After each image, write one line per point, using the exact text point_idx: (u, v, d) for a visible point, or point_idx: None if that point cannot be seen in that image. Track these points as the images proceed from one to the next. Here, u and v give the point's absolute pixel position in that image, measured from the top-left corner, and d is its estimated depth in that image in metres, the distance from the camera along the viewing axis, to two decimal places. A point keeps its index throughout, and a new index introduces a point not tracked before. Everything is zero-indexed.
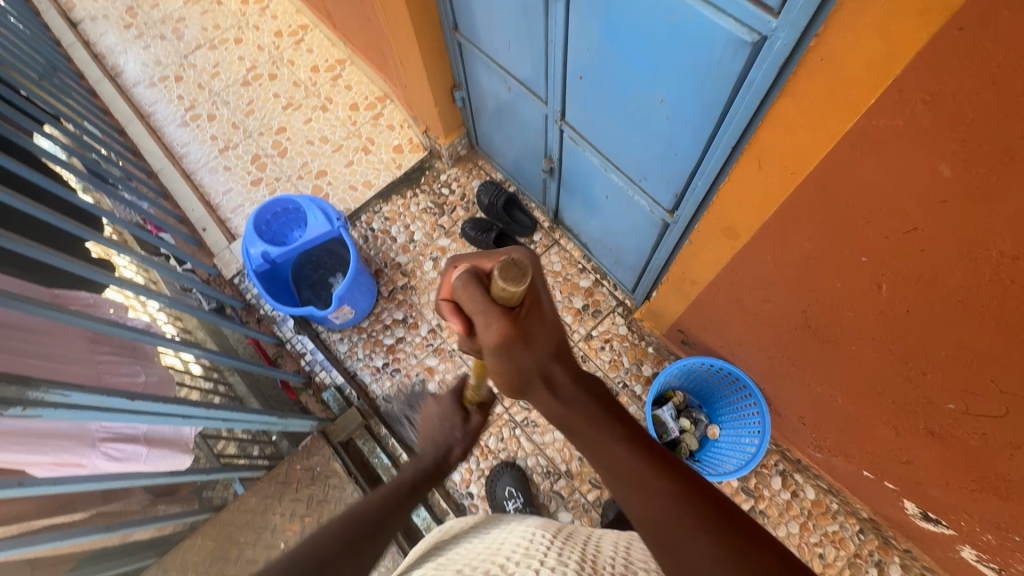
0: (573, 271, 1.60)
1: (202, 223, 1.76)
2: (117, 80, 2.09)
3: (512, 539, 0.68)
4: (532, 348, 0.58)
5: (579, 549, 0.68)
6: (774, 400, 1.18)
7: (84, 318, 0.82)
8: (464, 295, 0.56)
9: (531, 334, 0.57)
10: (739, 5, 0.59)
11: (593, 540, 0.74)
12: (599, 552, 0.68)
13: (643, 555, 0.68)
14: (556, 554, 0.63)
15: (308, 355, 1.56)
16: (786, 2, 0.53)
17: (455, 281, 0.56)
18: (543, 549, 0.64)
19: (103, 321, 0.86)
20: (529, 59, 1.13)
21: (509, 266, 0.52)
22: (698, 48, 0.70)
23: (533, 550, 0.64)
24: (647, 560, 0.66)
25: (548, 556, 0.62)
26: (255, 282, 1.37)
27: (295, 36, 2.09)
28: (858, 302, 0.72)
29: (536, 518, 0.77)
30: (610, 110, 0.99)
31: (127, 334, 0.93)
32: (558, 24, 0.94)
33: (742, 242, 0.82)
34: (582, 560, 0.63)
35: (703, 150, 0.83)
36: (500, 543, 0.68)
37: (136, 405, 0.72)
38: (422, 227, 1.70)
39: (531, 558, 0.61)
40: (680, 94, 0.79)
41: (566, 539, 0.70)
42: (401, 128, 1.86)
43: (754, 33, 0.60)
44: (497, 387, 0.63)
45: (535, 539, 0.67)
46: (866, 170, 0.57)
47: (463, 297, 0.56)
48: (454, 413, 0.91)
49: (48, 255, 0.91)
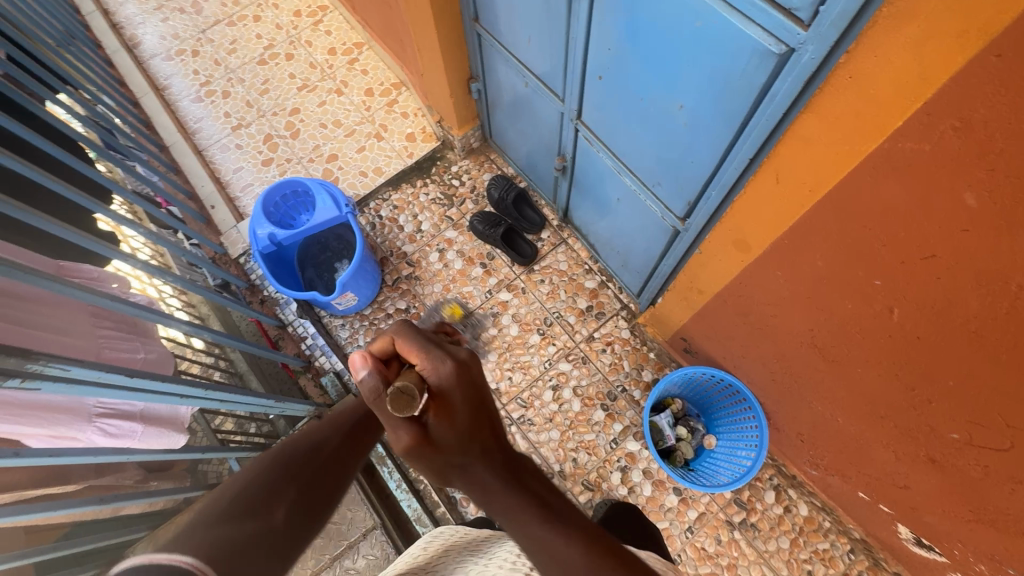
0: (579, 271, 1.59)
1: (211, 201, 1.76)
2: (134, 51, 2.08)
3: (499, 559, 0.71)
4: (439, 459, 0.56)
5: None
6: (773, 414, 1.17)
7: (88, 292, 0.83)
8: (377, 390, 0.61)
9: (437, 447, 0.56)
10: (769, 14, 0.58)
11: None
12: None
13: None
14: None
15: (309, 340, 1.56)
16: (817, 15, 0.52)
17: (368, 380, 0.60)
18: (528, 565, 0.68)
19: (107, 296, 0.86)
20: (548, 56, 1.11)
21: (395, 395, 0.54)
22: (722, 55, 0.68)
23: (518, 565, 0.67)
24: None
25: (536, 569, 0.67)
26: (260, 264, 1.36)
27: (314, 17, 2.08)
28: (868, 325, 0.71)
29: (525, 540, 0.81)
30: (627, 113, 0.98)
31: (129, 310, 0.93)
32: (580, 22, 0.93)
33: (753, 255, 0.81)
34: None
35: (720, 159, 0.81)
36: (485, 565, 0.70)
37: (135, 382, 0.72)
38: (430, 217, 1.70)
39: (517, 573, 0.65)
40: (699, 102, 0.78)
41: None
42: (415, 116, 1.84)
43: (782, 45, 0.59)
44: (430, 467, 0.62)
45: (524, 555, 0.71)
46: (887, 194, 0.55)
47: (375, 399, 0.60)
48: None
49: (56, 227, 0.91)
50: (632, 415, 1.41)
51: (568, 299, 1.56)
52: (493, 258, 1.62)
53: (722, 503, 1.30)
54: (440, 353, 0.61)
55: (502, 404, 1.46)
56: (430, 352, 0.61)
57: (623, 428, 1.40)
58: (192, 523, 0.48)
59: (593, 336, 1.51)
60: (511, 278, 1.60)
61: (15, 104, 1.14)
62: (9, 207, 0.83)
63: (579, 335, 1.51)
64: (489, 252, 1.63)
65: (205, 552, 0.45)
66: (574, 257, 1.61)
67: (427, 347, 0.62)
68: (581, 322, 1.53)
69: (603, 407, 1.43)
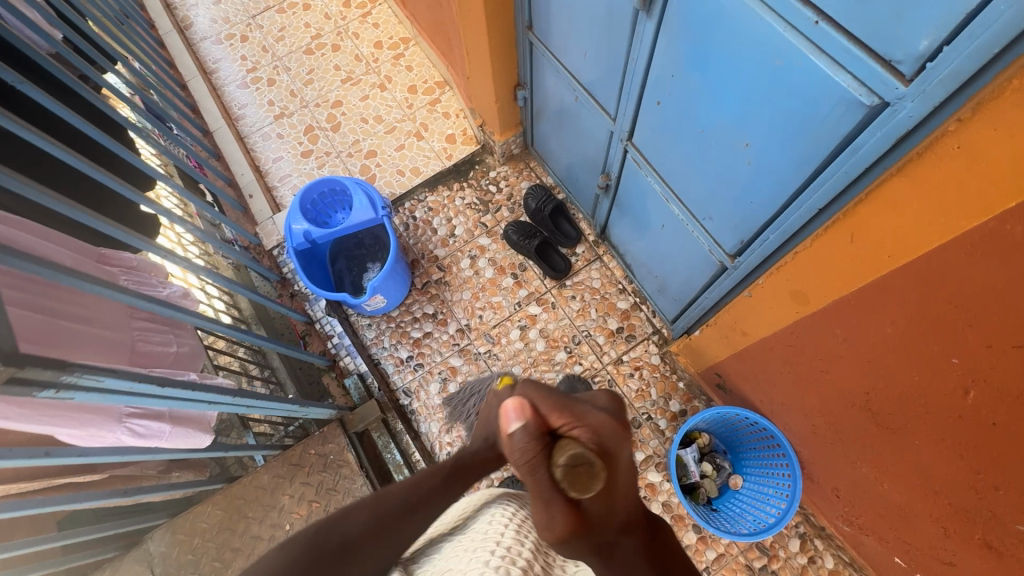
0: (612, 290, 1.55)
1: (249, 189, 1.76)
2: (185, 33, 2.10)
3: (477, 532, 0.77)
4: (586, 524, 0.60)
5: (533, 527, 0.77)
6: (808, 464, 1.11)
7: (128, 295, 0.82)
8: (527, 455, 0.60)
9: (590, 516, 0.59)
10: (864, 63, 0.54)
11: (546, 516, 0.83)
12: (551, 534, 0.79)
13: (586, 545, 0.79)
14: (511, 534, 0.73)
15: (335, 339, 1.56)
16: (924, 71, 0.49)
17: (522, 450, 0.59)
18: (501, 531, 0.73)
19: (145, 297, 0.86)
20: (603, 73, 1.07)
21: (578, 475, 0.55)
22: (801, 100, 0.64)
23: (492, 536, 0.73)
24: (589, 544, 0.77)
25: (503, 537, 0.72)
26: (294, 261, 1.36)
27: (363, 8, 2.06)
28: (936, 400, 0.66)
29: (500, 496, 0.86)
30: (683, 142, 0.93)
31: (163, 310, 0.92)
32: (643, 45, 0.88)
33: (810, 309, 0.76)
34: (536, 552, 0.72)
35: (784, 203, 0.77)
36: (467, 540, 0.76)
37: (166, 391, 0.71)
38: (464, 222, 1.67)
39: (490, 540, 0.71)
40: (768, 144, 0.74)
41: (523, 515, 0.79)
42: (456, 117, 1.82)
43: (875, 97, 0.55)
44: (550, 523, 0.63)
45: (495, 523, 0.76)
46: (983, 274, 0.50)
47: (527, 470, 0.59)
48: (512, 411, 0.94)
49: (104, 225, 0.91)
50: (656, 445, 1.37)
51: (599, 319, 1.52)
52: (525, 270, 1.59)
53: (743, 547, 1.25)
54: (586, 413, 0.63)
55: None
56: (580, 410, 0.64)
57: (645, 458, 1.36)
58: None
59: (622, 359, 1.47)
60: (542, 292, 1.56)
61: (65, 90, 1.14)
62: (62, 205, 0.83)
63: (607, 357, 1.47)
64: (522, 263, 1.60)
65: None
66: (608, 275, 1.56)
67: (575, 407, 0.64)
68: (611, 343, 1.49)
69: None
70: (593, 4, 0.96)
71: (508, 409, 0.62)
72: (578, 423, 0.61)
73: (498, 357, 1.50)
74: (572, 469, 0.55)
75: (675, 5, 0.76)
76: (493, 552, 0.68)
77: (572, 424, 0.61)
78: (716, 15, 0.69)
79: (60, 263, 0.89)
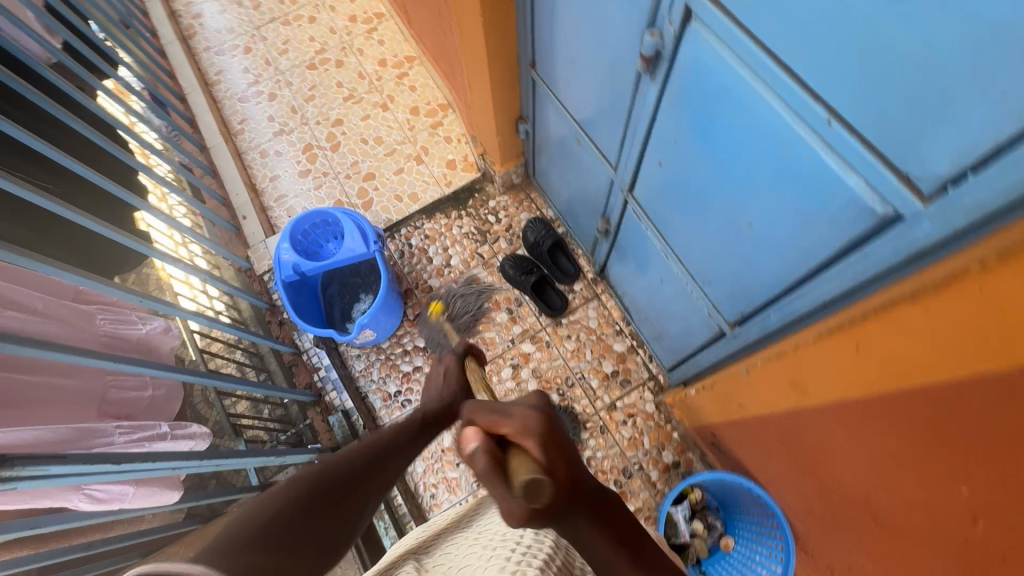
0: (609, 331, 1.50)
1: (243, 210, 1.73)
2: (188, 43, 2.07)
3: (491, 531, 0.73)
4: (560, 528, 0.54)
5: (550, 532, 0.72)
6: (803, 537, 1.06)
7: (105, 360, 0.78)
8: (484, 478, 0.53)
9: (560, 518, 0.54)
10: (877, 171, 0.49)
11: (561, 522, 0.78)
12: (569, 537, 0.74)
13: None
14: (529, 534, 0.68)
15: (322, 371, 1.52)
16: (946, 195, 0.45)
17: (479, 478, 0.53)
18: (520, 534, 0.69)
19: (128, 362, 0.81)
20: (604, 122, 1.03)
21: (532, 487, 0.50)
22: (808, 192, 0.60)
23: (511, 537, 0.69)
24: None
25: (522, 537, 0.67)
26: (282, 293, 1.33)
27: (369, 24, 2.03)
28: (940, 519, 0.61)
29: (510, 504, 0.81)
30: (685, 206, 0.89)
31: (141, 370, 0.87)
32: (645, 106, 0.84)
33: (809, 404, 0.72)
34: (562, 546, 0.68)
35: (787, 285, 0.73)
36: (480, 538, 0.72)
37: (124, 467, 0.68)
38: (460, 252, 1.64)
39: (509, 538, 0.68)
40: (770, 227, 0.70)
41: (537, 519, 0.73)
42: (457, 142, 1.78)
43: (890, 208, 0.51)
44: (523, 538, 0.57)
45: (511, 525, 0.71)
46: (1000, 418, 0.46)
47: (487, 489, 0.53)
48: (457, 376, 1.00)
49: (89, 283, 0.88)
50: (646, 497, 1.33)
51: (594, 361, 1.48)
52: (520, 305, 1.55)
53: None
54: (530, 422, 0.58)
55: None
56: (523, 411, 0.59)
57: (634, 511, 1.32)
58: (228, 531, 0.52)
59: (615, 405, 1.43)
60: (537, 329, 1.53)
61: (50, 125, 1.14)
62: (36, 262, 0.79)
63: (601, 402, 1.43)
64: (518, 298, 1.56)
65: (242, 555, 0.49)
66: (605, 315, 1.52)
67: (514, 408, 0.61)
68: (604, 387, 1.45)
69: (616, 484, 1.35)
70: (596, 56, 0.92)
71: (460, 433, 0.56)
72: (517, 425, 0.57)
73: None
74: (527, 487, 0.49)
75: (681, 74, 0.72)
76: (512, 551, 0.64)
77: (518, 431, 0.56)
78: (722, 93, 0.65)
79: (30, 306, 0.85)
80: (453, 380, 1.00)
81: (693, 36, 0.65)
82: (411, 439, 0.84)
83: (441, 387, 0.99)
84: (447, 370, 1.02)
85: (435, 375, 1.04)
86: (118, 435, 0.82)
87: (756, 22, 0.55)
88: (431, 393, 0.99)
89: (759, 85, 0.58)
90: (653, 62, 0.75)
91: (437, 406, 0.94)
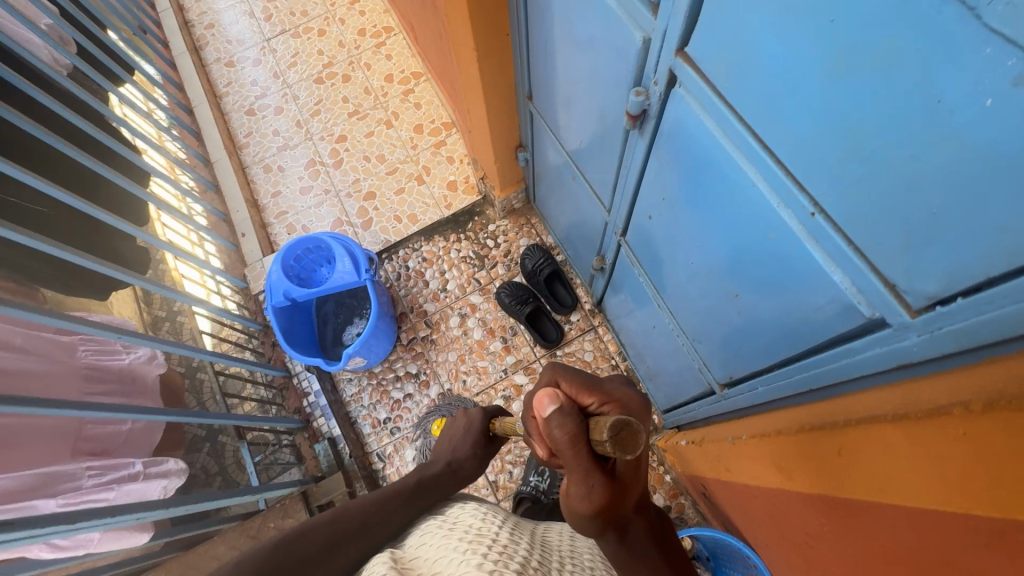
0: (604, 365, 1.46)
1: (242, 227, 1.72)
2: (199, 54, 2.07)
3: (464, 520, 0.68)
4: (624, 500, 0.54)
5: (528, 533, 0.70)
6: None
7: (72, 409, 0.77)
8: (563, 437, 0.51)
9: (629, 485, 0.54)
10: (863, 273, 0.45)
11: (540, 528, 0.78)
12: (549, 540, 0.73)
13: (588, 547, 0.76)
14: (508, 532, 0.65)
15: (312, 397, 1.51)
16: (935, 314, 0.40)
17: (559, 431, 0.50)
18: (494, 530, 0.65)
19: (97, 409, 0.80)
20: (598, 165, 0.99)
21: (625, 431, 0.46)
22: (793, 278, 0.56)
23: (483, 531, 0.64)
24: (590, 554, 0.73)
25: (500, 534, 0.64)
26: (272, 320, 1.33)
27: (378, 38, 2.01)
28: None
29: (486, 500, 0.80)
30: (676, 260, 0.85)
31: (115, 411, 0.87)
32: (634, 159, 0.81)
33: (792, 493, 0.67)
34: (529, 543, 0.66)
35: (776, 361, 0.69)
36: (451, 527, 0.67)
37: (78, 525, 0.70)
38: (457, 277, 1.61)
39: (482, 540, 0.61)
40: (758, 302, 0.66)
41: (515, 521, 0.73)
42: (459, 163, 1.76)
43: (876, 313, 0.47)
44: (570, 513, 0.55)
45: (488, 518, 0.68)
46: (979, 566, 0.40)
47: (563, 449, 0.51)
48: (476, 436, 0.97)
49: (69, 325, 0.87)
50: None
51: None
52: (515, 334, 1.52)
53: None
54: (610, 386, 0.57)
55: (497, 498, 1.36)
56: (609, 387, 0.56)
57: None
58: None
59: None
60: (531, 360, 1.49)
61: (39, 150, 1.06)
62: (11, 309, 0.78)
63: None
64: (513, 327, 1.53)
65: None
66: (601, 349, 1.48)
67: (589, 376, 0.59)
68: None
69: None
70: (588, 101, 0.88)
71: (538, 397, 0.51)
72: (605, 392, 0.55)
73: None
74: (616, 434, 0.46)
75: (668, 135, 0.68)
76: (489, 550, 0.59)
77: (603, 402, 0.54)
78: (708, 162, 0.61)
79: (7, 342, 0.87)
80: (471, 438, 0.97)
81: (678, 101, 0.62)
82: (401, 505, 0.77)
83: (455, 445, 0.96)
84: (467, 429, 0.99)
85: (455, 425, 1.03)
86: (86, 479, 0.84)
87: (738, 99, 0.51)
88: (444, 453, 0.95)
89: (744, 162, 0.55)
90: (641, 120, 0.71)
91: (443, 465, 0.90)
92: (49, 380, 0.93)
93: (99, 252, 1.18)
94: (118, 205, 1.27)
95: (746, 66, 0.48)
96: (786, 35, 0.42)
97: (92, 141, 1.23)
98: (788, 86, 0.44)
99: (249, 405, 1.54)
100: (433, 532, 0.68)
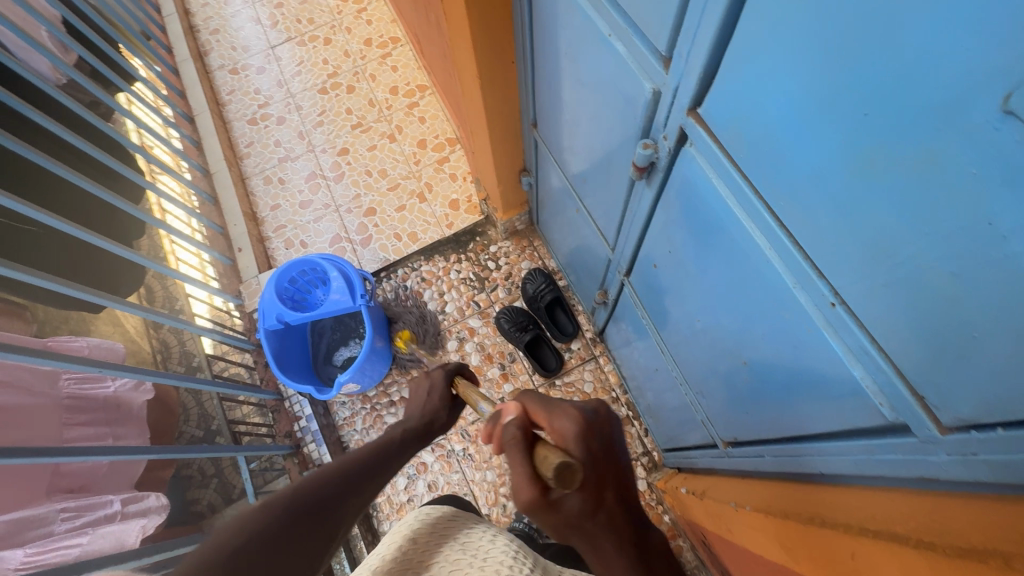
0: (604, 397, 1.42)
1: (239, 242, 1.70)
2: (203, 61, 2.04)
3: (494, 556, 0.63)
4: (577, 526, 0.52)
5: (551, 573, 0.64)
6: None
7: (44, 457, 0.74)
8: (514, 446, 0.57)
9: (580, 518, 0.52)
10: (886, 376, 0.41)
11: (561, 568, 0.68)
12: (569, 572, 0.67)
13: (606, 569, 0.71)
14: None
15: (303, 421, 1.48)
16: (969, 440, 0.36)
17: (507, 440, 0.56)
18: (529, 569, 0.61)
19: (71, 454, 0.77)
20: (603, 203, 0.95)
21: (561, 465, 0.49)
22: (807, 359, 0.52)
23: (521, 569, 0.60)
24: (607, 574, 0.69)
25: None
26: (264, 344, 1.30)
27: (384, 48, 1.97)
28: None
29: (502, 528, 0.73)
30: (681, 312, 0.81)
31: (92, 451, 0.84)
32: (640, 206, 0.77)
33: (775, 565, 0.64)
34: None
35: (787, 435, 0.65)
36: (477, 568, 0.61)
37: None
38: (456, 299, 1.57)
39: None
40: (767, 372, 0.62)
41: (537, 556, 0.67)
42: (462, 181, 1.72)
43: (898, 418, 0.43)
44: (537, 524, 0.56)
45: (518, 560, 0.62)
46: None
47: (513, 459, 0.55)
48: (444, 395, 0.88)
49: (49, 361, 0.84)
50: None
51: None
52: (513, 361, 1.48)
53: None
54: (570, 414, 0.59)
55: None
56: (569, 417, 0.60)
57: None
58: None
59: None
60: (529, 389, 1.45)
61: (25, 164, 1.04)
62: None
63: None
64: (511, 353, 1.49)
65: None
66: (600, 379, 1.44)
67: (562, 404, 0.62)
68: None
69: None
70: (593, 141, 0.84)
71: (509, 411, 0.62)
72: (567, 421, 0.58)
73: (471, 459, 1.38)
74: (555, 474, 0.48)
75: (676, 190, 0.64)
76: None
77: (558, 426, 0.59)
78: (718, 227, 0.58)
79: None
80: (438, 396, 0.87)
81: (689, 159, 0.58)
82: (388, 465, 0.68)
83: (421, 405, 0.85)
84: (432, 389, 0.88)
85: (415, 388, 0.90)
86: (59, 523, 0.86)
87: (755, 173, 0.47)
88: (412, 411, 0.85)
89: (757, 235, 0.51)
90: (648, 171, 0.67)
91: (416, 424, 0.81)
92: (23, 417, 0.90)
93: (85, 273, 1.14)
94: (109, 224, 1.24)
95: (765, 139, 0.44)
96: (814, 117, 0.38)
97: (87, 158, 1.20)
98: (812, 172, 0.40)
99: (248, 407, 1.54)
100: (462, 566, 0.63)
